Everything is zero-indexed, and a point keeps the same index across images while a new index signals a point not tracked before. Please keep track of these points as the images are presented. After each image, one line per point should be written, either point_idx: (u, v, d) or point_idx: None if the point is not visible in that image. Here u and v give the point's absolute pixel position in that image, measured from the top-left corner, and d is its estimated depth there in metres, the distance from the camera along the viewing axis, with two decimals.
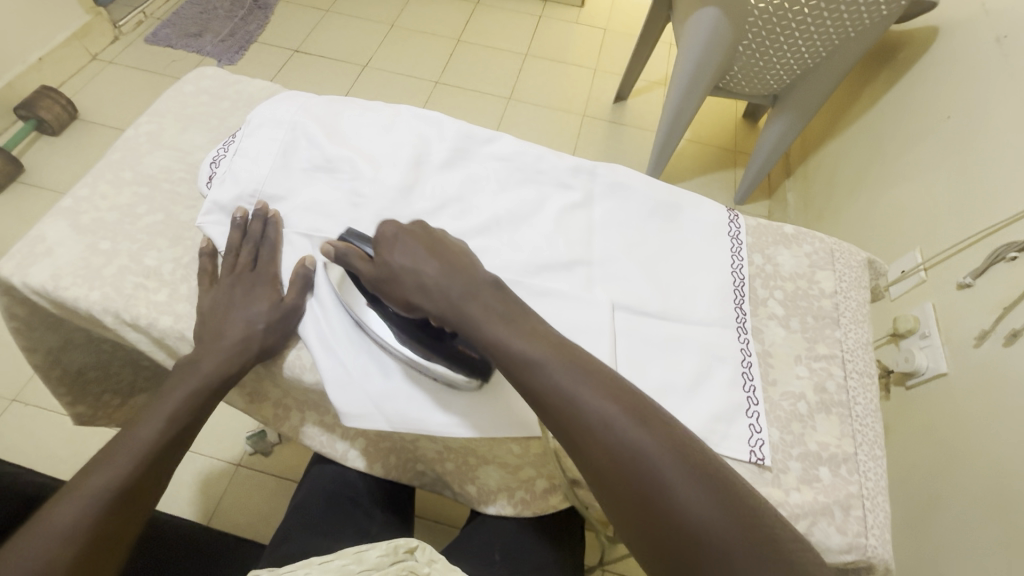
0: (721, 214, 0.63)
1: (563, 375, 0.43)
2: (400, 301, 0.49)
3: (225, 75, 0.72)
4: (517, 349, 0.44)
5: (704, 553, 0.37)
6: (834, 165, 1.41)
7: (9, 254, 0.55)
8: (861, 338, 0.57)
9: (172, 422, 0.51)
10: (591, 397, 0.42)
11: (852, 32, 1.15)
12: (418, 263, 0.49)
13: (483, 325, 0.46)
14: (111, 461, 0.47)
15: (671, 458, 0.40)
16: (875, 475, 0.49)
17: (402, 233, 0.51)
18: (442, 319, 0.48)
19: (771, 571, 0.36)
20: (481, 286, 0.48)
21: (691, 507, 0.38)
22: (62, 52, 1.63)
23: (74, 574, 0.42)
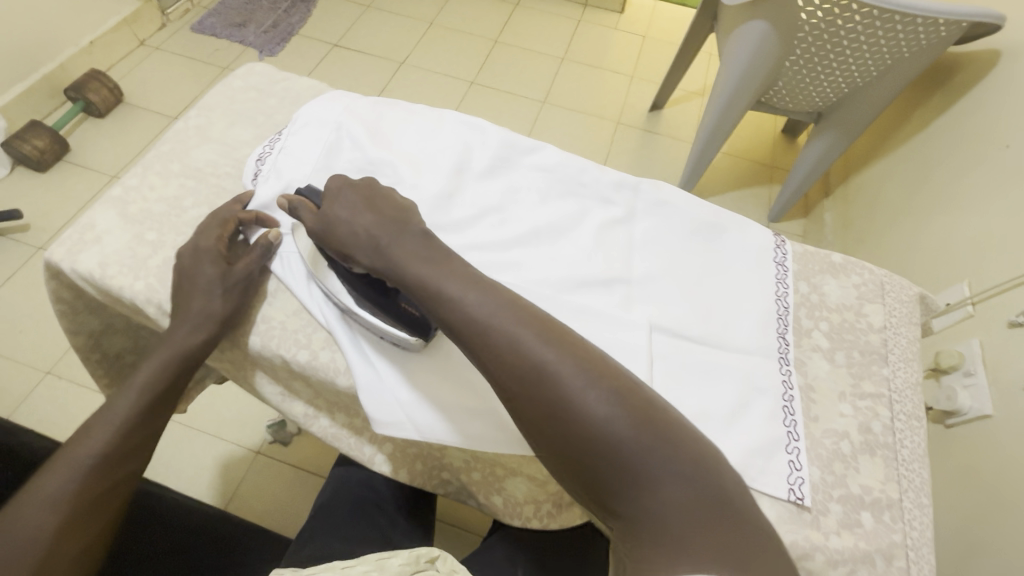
0: (767, 239, 0.61)
1: (483, 313, 0.44)
2: (336, 250, 0.50)
3: (273, 71, 0.73)
4: (443, 288, 0.45)
5: (606, 453, 0.40)
6: (877, 188, 1.36)
7: (60, 240, 0.56)
8: (910, 378, 0.55)
9: (148, 391, 0.52)
10: (510, 328, 0.43)
11: (908, 53, 1.10)
12: (354, 215, 0.50)
13: (410, 268, 0.47)
14: (90, 433, 0.49)
15: (575, 373, 0.41)
16: (921, 524, 0.47)
17: (347, 187, 0.52)
18: (372, 268, 0.49)
19: (668, 461, 0.39)
20: (410, 233, 0.49)
21: (603, 422, 0.40)
22: (112, 36, 1.68)
23: (62, 536, 0.44)
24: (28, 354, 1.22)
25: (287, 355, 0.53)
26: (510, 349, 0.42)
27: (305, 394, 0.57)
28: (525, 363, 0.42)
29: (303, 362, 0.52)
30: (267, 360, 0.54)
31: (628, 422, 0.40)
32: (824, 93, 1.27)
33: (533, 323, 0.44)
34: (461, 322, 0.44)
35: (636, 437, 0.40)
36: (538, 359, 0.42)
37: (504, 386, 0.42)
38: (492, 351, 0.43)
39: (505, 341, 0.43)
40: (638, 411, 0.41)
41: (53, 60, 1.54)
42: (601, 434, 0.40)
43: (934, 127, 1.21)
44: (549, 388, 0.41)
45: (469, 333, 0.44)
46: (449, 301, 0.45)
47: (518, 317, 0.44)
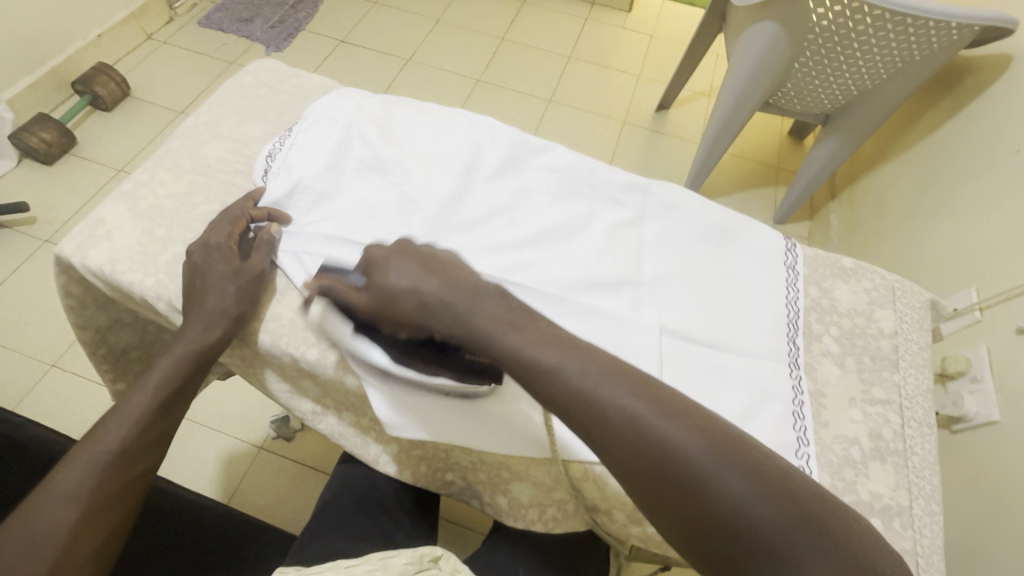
0: (778, 242, 0.61)
1: (589, 383, 0.40)
2: (402, 325, 0.47)
3: (283, 68, 0.73)
4: (539, 359, 0.42)
5: (750, 543, 0.35)
6: (885, 191, 1.35)
7: (70, 235, 0.56)
8: (920, 384, 0.55)
9: (163, 389, 0.51)
10: (621, 401, 0.40)
11: (918, 56, 1.09)
12: (416, 283, 0.46)
13: (500, 337, 0.43)
14: (106, 428, 0.48)
15: (702, 449, 0.38)
16: (931, 532, 0.47)
17: (392, 254, 0.48)
18: (452, 337, 0.46)
19: (820, 550, 0.35)
20: (485, 297, 0.45)
21: (744, 507, 0.36)
22: (120, 30, 1.68)
23: (78, 534, 0.44)
24: (34, 346, 1.22)
25: (296, 353, 0.53)
26: (627, 426, 0.39)
27: (312, 393, 0.57)
28: (644, 442, 0.39)
29: (312, 361, 0.52)
30: (275, 358, 0.54)
31: (773, 506, 0.36)
32: (833, 95, 1.27)
33: (646, 394, 0.40)
34: (563, 396, 0.41)
35: (784, 523, 0.35)
36: (659, 437, 0.38)
37: (623, 466, 0.39)
38: (605, 429, 0.39)
39: (617, 417, 0.39)
40: (783, 493, 0.36)
41: (61, 53, 1.54)
42: (745, 520, 0.35)
43: (944, 130, 1.20)
44: (673, 465, 0.37)
45: (577, 409, 0.40)
46: (548, 372, 0.41)
47: (629, 388, 0.40)
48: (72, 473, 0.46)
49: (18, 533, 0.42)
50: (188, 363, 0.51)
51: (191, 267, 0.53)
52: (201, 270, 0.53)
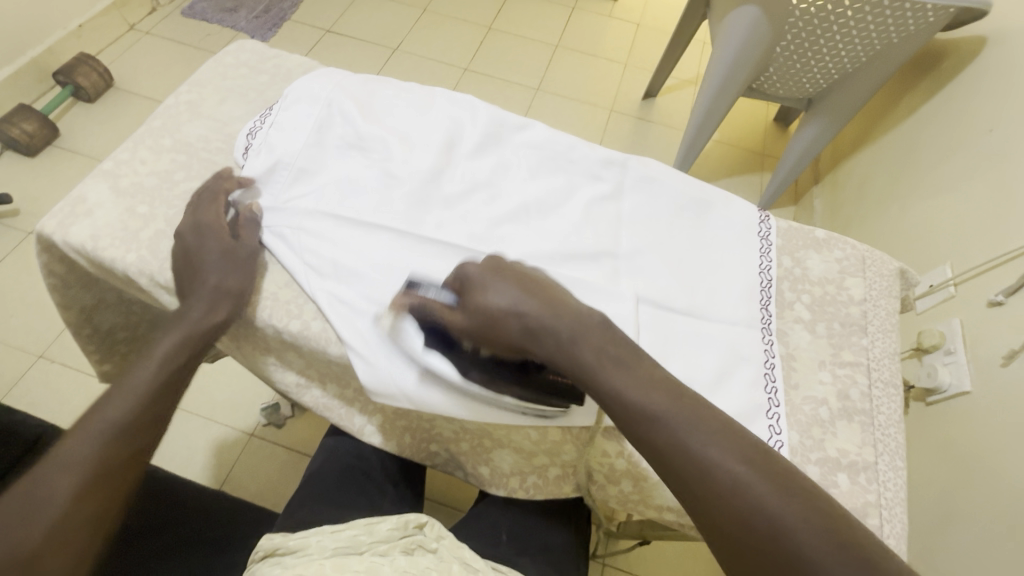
0: (752, 214, 0.62)
1: (694, 442, 0.40)
2: (501, 344, 0.46)
3: (264, 49, 0.73)
4: (645, 407, 0.42)
5: None
6: (866, 173, 1.37)
7: (51, 212, 0.56)
8: (888, 348, 0.56)
9: (170, 359, 0.49)
10: (729, 467, 0.39)
11: (896, 39, 1.11)
12: (517, 303, 0.46)
13: (603, 373, 0.44)
14: (110, 399, 0.45)
15: (812, 531, 0.36)
16: (895, 486, 0.49)
17: (490, 273, 0.47)
18: (551, 361, 0.45)
19: None
20: (589, 327, 0.45)
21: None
22: (101, 20, 1.66)
23: (76, 507, 0.41)
24: (20, 337, 1.21)
25: (280, 325, 0.53)
26: (735, 492, 0.38)
27: (296, 365, 0.58)
28: (752, 512, 0.37)
29: (295, 332, 0.53)
30: (258, 330, 0.55)
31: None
32: (814, 79, 1.28)
33: (757, 463, 0.39)
34: (668, 449, 0.41)
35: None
36: (770, 510, 0.37)
37: (728, 534, 0.38)
38: (712, 490, 0.39)
39: (726, 482, 0.39)
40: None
41: (41, 43, 1.53)
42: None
43: (922, 112, 1.22)
44: (781, 543, 0.36)
45: (685, 467, 0.40)
46: (656, 423, 0.41)
47: (740, 455, 0.39)
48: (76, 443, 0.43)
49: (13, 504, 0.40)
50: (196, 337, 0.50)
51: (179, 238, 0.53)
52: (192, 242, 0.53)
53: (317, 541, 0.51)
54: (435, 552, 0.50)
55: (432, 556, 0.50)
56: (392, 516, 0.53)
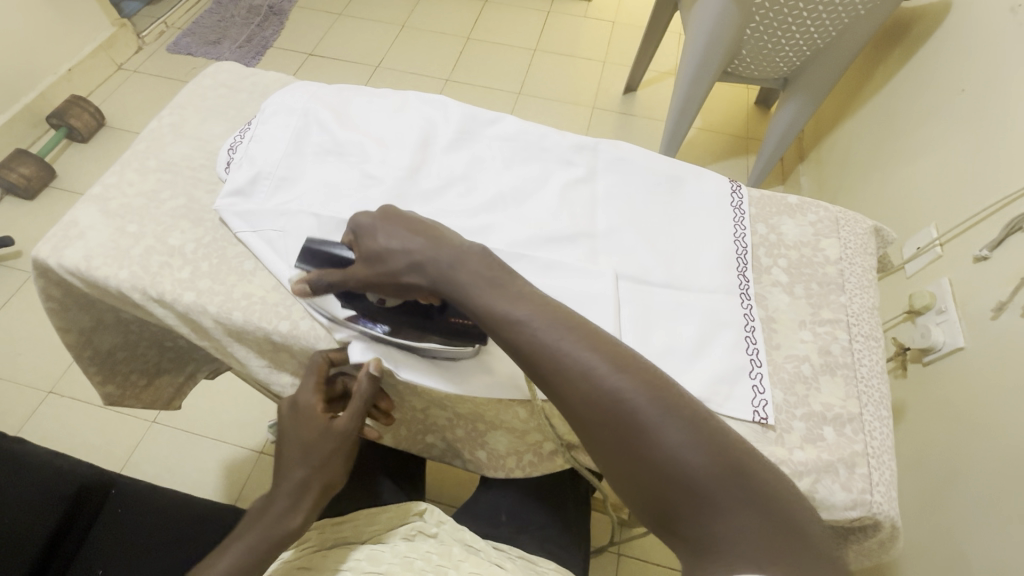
0: (724, 185, 0.64)
1: (554, 338, 0.42)
2: (392, 283, 0.49)
3: (241, 69, 0.75)
4: (510, 313, 0.44)
5: (678, 485, 0.38)
6: (849, 145, 1.39)
7: (45, 238, 0.58)
8: (866, 303, 0.57)
9: (318, 448, 0.54)
10: (578, 355, 0.41)
11: (861, 10, 1.13)
12: (403, 243, 0.48)
13: (475, 291, 0.46)
14: (298, 437, 0.54)
15: (648, 401, 0.40)
16: (881, 435, 0.49)
17: (381, 220, 0.50)
18: (437, 290, 0.48)
19: (742, 492, 0.38)
20: (468, 253, 0.47)
21: (677, 454, 0.38)
22: (90, 63, 1.71)
23: (286, 514, 0.53)
24: (29, 375, 1.24)
25: (268, 327, 0.54)
26: (582, 377, 0.41)
27: (289, 366, 0.58)
28: (597, 391, 0.40)
29: (285, 332, 0.54)
30: (249, 334, 0.55)
31: (703, 454, 0.38)
32: (787, 57, 1.29)
33: (603, 349, 0.42)
34: (528, 346, 0.43)
35: (712, 471, 0.38)
36: (611, 387, 0.40)
37: (575, 414, 0.41)
38: (564, 378, 0.41)
39: (576, 369, 0.41)
40: (716, 445, 0.39)
41: (33, 89, 1.57)
42: (678, 467, 0.38)
43: (897, 80, 1.23)
44: (622, 414, 0.40)
45: (541, 357, 0.42)
46: (515, 327, 0.43)
47: (588, 343, 0.42)
48: (269, 499, 0.54)
49: (264, 514, 0.53)
50: (340, 438, 0.54)
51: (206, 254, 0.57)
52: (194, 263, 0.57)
53: (321, 557, 0.50)
54: (436, 536, 0.52)
55: (433, 541, 0.51)
56: (393, 506, 0.55)
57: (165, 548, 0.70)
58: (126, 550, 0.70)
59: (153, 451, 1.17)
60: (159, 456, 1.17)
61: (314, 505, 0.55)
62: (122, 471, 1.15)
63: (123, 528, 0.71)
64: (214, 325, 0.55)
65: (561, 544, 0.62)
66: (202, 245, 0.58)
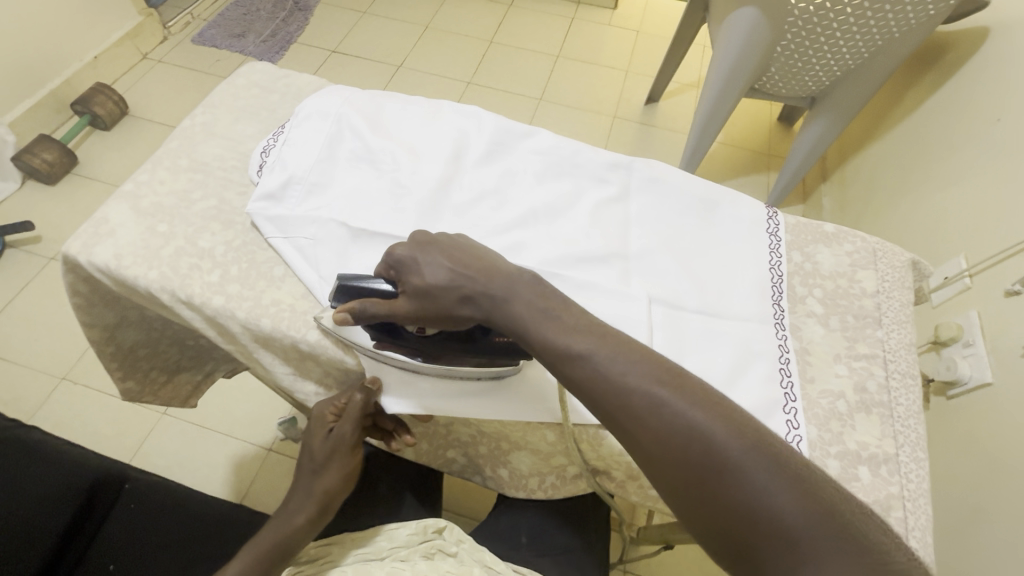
0: (760, 211, 0.63)
1: (617, 372, 0.41)
2: (443, 319, 0.46)
3: (275, 69, 0.75)
4: (569, 345, 0.42)
5: (771, 533, 0.35)
6: (875, 168, 1.37)
7: (76, 234, 0.58)
8: (904, 339, 0.56)
9: (323, 453, 0.57)
10: (645, 387, 0.40)
11: (897, 32, 1.11)
12: (450, 276, 0.46)
13: (535, 327, 0.44)
14: (310, 443, 0.58)
15: (728, 439, 0.37)
16: (918, 477, 0.48)
17: (418, 252, 0.48)
18: (494, 323, 0.45)
19: (845, 542, 0.34)
20: (519, 283, 0.45)
21: (766, 497, 0.35)
22: (115, 51, 1.72)
23: (293, 517, 0.57)
24: (44, 360, 1.24)
25: (297, 335, 0.53)
26: (650, 413, 0.39)
27: (314, 375, 0.58)
28: (669, 427, 0.38)
29: (313, 342, 0.53)
30: (276, 342, 0.55)
31: (794, 498, 0.35)
32: (816, 77, 1.28)
33: (672, 383, 0.40)
34: (591, 380, 0.41)
35: (806, 516, 0.35)
36: (683, 423, 0.38)
37: (646, 453, 0.39)
38: (631, 413, 0.39)
39: (646, 404, 0.39)
40: (806, 486, 0.36)
41: (60, 76, 1.58)
42: (765, 510, 0.35)
43: (928, 105, 1.22)
44: (699, 453, 0.38)
45: (607, 391, 0.40)
46: (579, 360, 0.41)
47: (656, 377, 0.40)
48: (286, 500, 0.59)
49: (276, 517, 0.57)
50: (341, 446, 0.57)
51: (237, 259, 0.57)
52: (226, 268, 0.57)
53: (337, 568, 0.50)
54: (455, 556, 0.51)
55: (452, 560, 0.51)
56: (412, 521, 0.55)
57: (179, 548, 0.70)
58: (138, 548, 0.69)
59: (164, 444, 1.17)
60: (170, 449, 1.17)
61: (319, 509, 0.58)
62: (132, 462, 1.15)
63: (140, 525, 0.71)
64: (242, 330, 0.55)
65: (577, 566, 0.62)
66: (234, 249, 0.58)
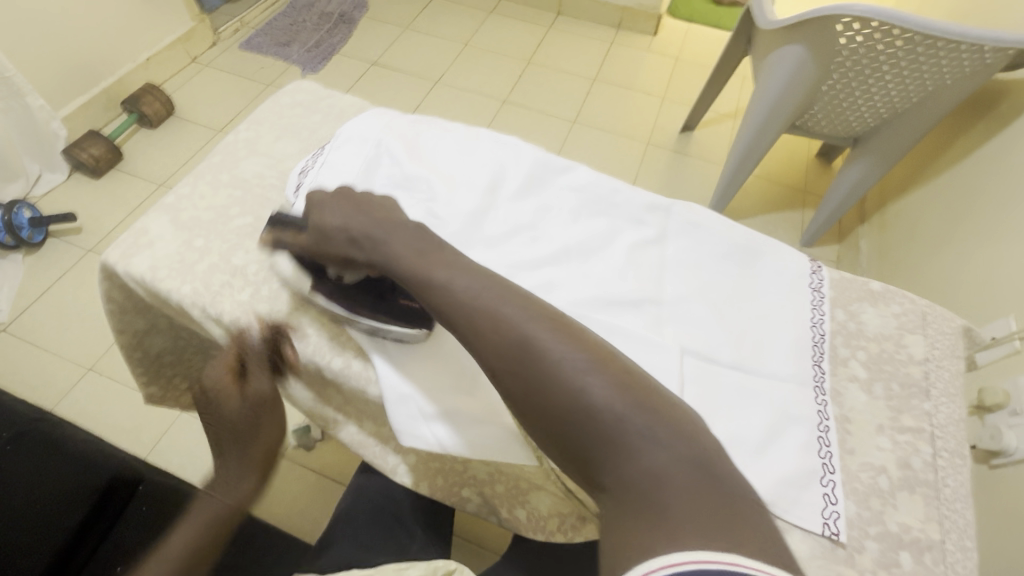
0: (803, 264, 0.60)
1: (470, 293, 0.44)
2: (336, 258, 0.51)
3: (319, 89, 0.76)
4: (432, 276, 0.46)
5: (591, 428, 0.38)
6: (919, 214, 1.33)
7: (116, 243, 0.59)
8: (953, 414, 0.53)
9: (241, 417, 0.56)
10: (493, 306, 0.42)
11: (951, 79, 1.06)
12: (346, 220, 0.50)
13: (407, 261, 0.47)
14: (221, 413, 0.56)
15: (559, 345, 0.40)
16: (965, 569, 0.45)
17: (330, 198, 0.52)
18: (374, 265, 0.49)
19: (656, 428, 0.37)
20: (404, 230, 0.49)
21: (587, 396, 0.38)
22: (167, 53, 1.78)
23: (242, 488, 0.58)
24: (74, 350, 1.27)
25: (321, 361, 0.54)
26: (495, 326, 0.42)
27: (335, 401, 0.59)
28: (512, 341, 0.41)
29: (337, 369, 0.53)
30: (300, 365, 0.55)
31: (612, 394, 0.38)
32: (862, 117, 1.24)
33: (517, 302, 0.43)
34: (449, 305, 0.44)
35: (621, 408, 0.37)
36: (522, 336, 0.41)
37: (489, 365, 0.42)
38: (478, 331, 0.42)
39: (489, 319, 0.42)
40: (626, 386, 0.38)
41: (113, 74, 1.65)
42: (586, 406, 0.38)
43: (979, 153, 1.17)
44: (533, 361, 0.40)
45: (463, 314, 0.43)
46: (439, 286, 0.45)
47: (504, 297, 0.43)
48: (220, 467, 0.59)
49: (217, 487, 0.58)
50: (257, 402, 0.56)
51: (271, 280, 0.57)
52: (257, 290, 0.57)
53: None
54: None
55: None
56: (421, 562, 0.52)
57: None
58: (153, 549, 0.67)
59: (181, 442, 1.18)
60: (185, 448, 1.18)
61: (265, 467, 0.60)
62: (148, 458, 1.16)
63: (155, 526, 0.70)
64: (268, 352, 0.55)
65: None
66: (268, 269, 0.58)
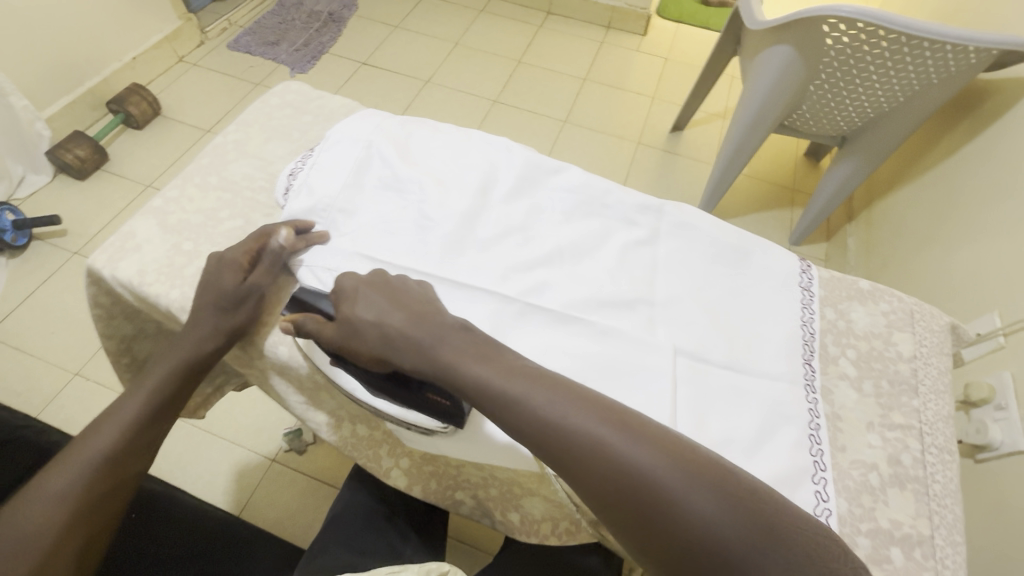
0: (794, 264, 0.61)
1: (448, 357, 0.46)
2: (371, 359, 0.47)
3: (309, 90, 0.75)
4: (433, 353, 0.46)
5: (595, 464, 0.40)
6: (905, 213, 1.34)
7: (102, 247, 0.58)
8: (941, 411, 0.54)
9: (234, 294, 0.54)
10: (472, 368, 0.45)
11: (936, 79, 1.07)
12: (381, 316, 0.48)
13: (461, 367, 0.45)
14: (211, 290, 0.54)
15: (539, 392, 0.43)
16: (954, 563, 0.46)
17: (361, 285, 0.50)
18: (417, 370, 0.46)
19: (652, 444, 0.40)
20: (449, 330, 0.47)
21: (582, 433, 0.41)
22: (153, 53, 1.75)
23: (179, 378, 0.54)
24: (59, 354, 1.25)
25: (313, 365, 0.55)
26: (480, 385, 0.44)
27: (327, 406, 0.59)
28: (499, 401, 0.43)
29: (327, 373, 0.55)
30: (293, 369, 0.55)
31: (603, 427, 0.41)
32: (849, 117, 1.25)
33: (492, 359, 0.45)
34: (437, 374, 0.46)
35: (615, 436, 0.40)
36: (505, 391, 0.43)
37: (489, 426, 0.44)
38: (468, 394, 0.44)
39: (472, 384, 0.44)
40: (612, 416, 0.42)
41: (97, 74, 1.62)
42: (583, 443, 0.40)
43: (963, 152, 1.19)
44: (523, 413, 0.42)
45: (450, 379, 0.45)
46: (447, 361, 0.45)
47: (477, 354, 0.46)
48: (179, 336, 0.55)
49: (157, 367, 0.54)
50: (256, 289, 0.55)
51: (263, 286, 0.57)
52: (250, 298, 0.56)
53: None
54: None
55: None
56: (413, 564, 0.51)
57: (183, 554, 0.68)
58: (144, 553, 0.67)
59: (169, 447, 1.17)
60: (174, 453, 1.16)
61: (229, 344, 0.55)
62: None
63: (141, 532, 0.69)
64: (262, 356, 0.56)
65: None
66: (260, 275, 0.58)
